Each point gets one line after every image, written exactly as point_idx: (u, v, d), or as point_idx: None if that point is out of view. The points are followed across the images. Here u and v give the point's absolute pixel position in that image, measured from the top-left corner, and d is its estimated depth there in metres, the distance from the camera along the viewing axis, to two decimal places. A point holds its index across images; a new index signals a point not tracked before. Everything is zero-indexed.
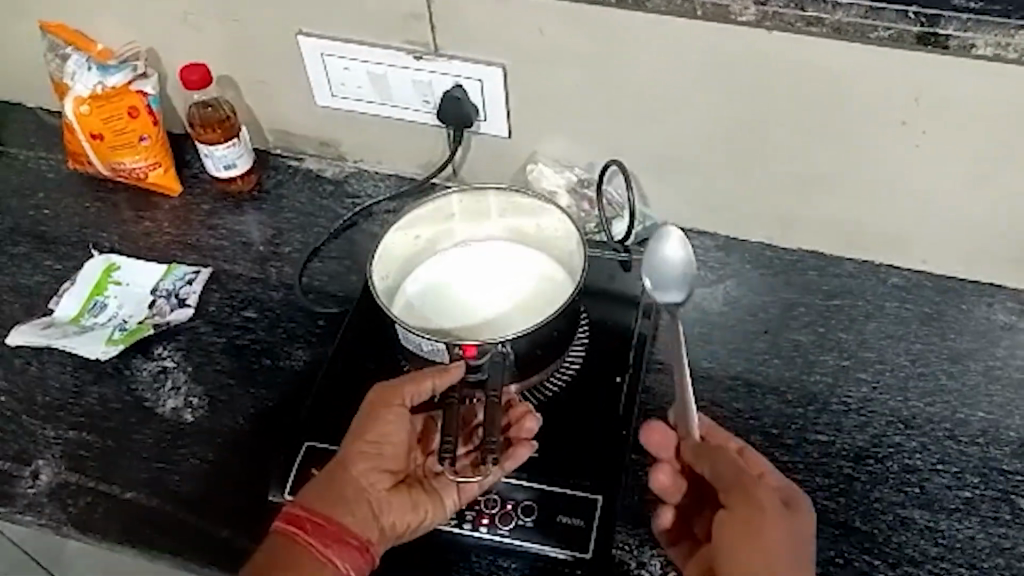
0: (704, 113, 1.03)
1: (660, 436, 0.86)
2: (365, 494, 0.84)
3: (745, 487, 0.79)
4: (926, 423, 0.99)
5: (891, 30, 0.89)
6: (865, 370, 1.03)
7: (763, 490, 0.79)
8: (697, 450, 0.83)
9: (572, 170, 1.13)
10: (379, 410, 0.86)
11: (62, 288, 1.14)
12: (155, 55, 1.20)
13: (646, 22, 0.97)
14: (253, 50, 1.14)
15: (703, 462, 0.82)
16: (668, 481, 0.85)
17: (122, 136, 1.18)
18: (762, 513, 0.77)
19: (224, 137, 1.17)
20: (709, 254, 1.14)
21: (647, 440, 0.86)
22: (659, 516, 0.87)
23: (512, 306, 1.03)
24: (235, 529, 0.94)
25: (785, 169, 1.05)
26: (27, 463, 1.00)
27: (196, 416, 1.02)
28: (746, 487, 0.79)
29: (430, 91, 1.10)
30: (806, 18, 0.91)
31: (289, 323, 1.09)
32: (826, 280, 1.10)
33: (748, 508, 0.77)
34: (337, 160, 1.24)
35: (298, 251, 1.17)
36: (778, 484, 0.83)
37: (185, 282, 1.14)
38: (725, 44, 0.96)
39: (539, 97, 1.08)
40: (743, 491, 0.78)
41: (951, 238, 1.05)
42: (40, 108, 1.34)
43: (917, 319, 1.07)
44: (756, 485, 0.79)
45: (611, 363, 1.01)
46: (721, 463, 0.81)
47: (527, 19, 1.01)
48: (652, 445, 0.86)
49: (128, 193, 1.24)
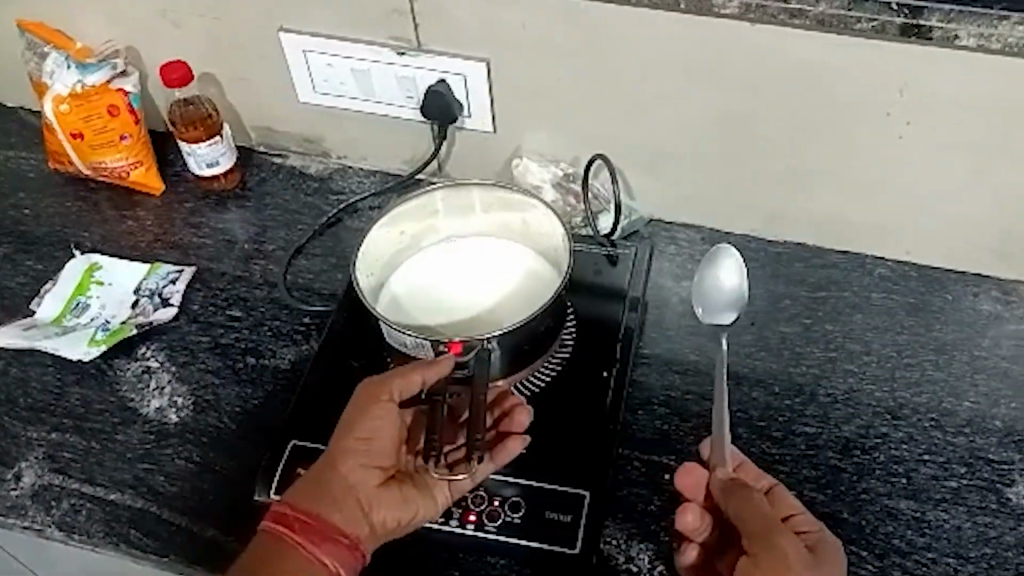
0: (691, 108, 1.02)
1: (692, 477, 0.87)
2: (354, 491, 0.83)
3: (769, 534, 0.77)
4: (912, 414, 0.99)
5: (874, 21, 0.90)
6: (851, 362, 1.03)
7: (788, 538, 0.77)
8: (726, 490, 0.83)
9: (557, 165, 1.12)
10: (367, 407, 0.85)
11: (43, 289, 1.13)
12: (136, 53, 1.19)
13: (630, 16, 0.97)
14: (235, 47, 1.13)
15: (730, 504, 0.82)
16: (696, 522, 0.84)
17: (103, 135, 1.17)
18: (784, 563, 0.75)
19: (207, 135, 1.16)
20: (695, 247, 1.13)
21: (681, 481, 0.87)
22: (682, 553, 0.86)
23: (500, 301, 1.02)
24: (220, 528, 0.93)
25: (773, 163, 1.05)
26: (10, 465, 0.99)
27: (181, 416, 1.01)
28: (768, 533, 0.77)
29: (414, 87, 1.10)
30: (789, 11, 0.91)
31: (274, 321, 1.09)
32: (812, 271, 1.10)
33: (771, 554, 0.76)
34: (321, 157, 1.24)
35: (283, 249, 1.16)
36: (807, 529, 0.82)
37: (168, 281, 1.13)
38: (712, 37, 0.96)
39: (524, 92, 1.07)
40: (768, 537, 0.77)
41: (937, 230, 1.05)
42: (20, 107, 1.32)
43: (903, 309, 1.07)
44: (779, 532, 0.77)
45: (598, 357, 1.01)
46: (748, 505, 0.80)
47: (509, 12, 1.00)
48: (686, 486, 0.87)
49: (109, 192, 1.23)
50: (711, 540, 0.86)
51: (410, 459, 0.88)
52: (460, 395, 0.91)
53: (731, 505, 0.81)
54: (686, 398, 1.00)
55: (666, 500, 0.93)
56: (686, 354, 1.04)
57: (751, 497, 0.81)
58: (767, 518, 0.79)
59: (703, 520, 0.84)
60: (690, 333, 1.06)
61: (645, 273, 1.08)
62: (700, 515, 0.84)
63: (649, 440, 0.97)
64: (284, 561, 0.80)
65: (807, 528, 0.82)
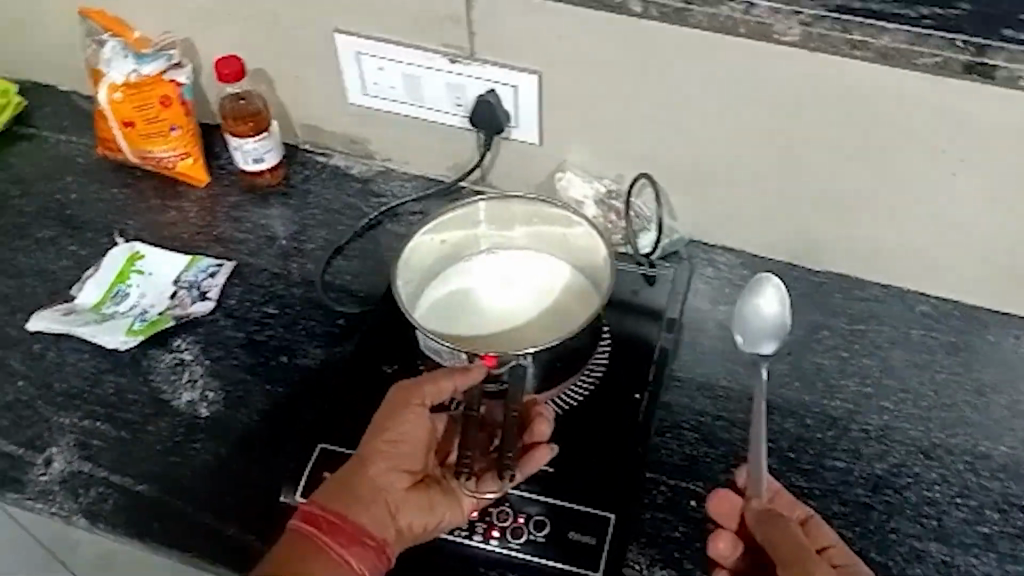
0: (739, 131, 1.01)
1: (726, 503, 0.87)
2: (383, 494, 0.83)
3: (804, 563, 0.75)
4: (947, 455, 0.97)
5: (937, 57, 0.88)
6: (887, 399, 1.01)
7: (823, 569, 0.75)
8: (760, 519, 0.82)
9: (601, 181, 1.12)
10: (398, 411, 0.86)
11: (85, 275, 1.15)
12: (191, 45, 1.20)
13: (687, 36, 0.96)
14: (288, 46, 1.14)
15: (765, 534, 0.80)
16: (726, 549, 0.85)
17: (154, 125, 1.19)
18: None
19: (255, 131, 1.17)
20: (734, 271, 1.12)
21: (715, 508, 0.87)
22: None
23: (537, 317, 1.01)
24: (244, 526, 0.93)
25: (818, 192, 1.03)
26: (41, 449, 1.00)
27: (211, 411, 1.02)
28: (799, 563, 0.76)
29: (463, 95, 1.10)
30: (850, 41, 0.89)
31: (308, 321, 1.09)
32: (852, 304, 1.09)
33: None
34: (365, 159, 1.24)
35: (321, 248, 1.17)
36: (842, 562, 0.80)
37: (207, 275, 1.14)
38: (768, 61, 0.95)
39: (573, 107, 1.07)
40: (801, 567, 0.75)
41: (970, 259, 1.03)
42: (74, 92, 1.34)
43: (943, 347, 1.05)
44: (813, 561, 0.75)
45: (631, 379, 1.00)
46: (782, 533, 0.79)
47: (565, 25, 1.00)
48: (718, 512, 0.87)
49: (155, 181, 1.25)
50: (745, 567, 0.87)
51: (436, 466, 0.88)
52: (491, 405, 0.91)
53: (761, 534, 0.80)
54: (715, 424, 0.99)
55: (691, 527, 0.92)
56: (719, 379, 1.03)
57: (784, 526, 0.80)
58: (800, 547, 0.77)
59: (736, 549, 0.86)
60: (723, 359, 1.04)
61: (682, 296, 1.08)
62: (732, 542, 0.85)
63: (676, 465, 0.96)
64: (313, 561, 0.78)
65: (846, 563, 0.80)
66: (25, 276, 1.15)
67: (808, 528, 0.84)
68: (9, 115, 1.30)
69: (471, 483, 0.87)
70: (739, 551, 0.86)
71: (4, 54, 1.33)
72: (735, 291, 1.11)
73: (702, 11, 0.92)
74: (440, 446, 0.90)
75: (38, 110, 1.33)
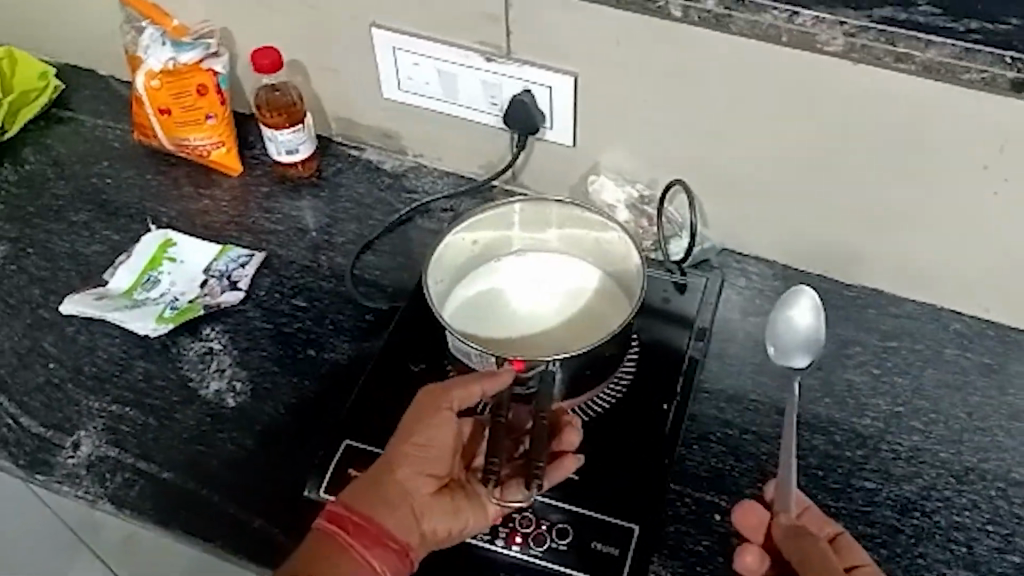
0: (777, 140, 1.00)
1: (753, 516, 0.86)
2: (408, 497, 0.83)
3: None
4: (978, 480, 0.96)
5: (984, 73, 0.86)
6: (918, 419, 1.00)
7: None
8: (791, 536, 0.81)
9: (634, 185, 1.11)
10: (427, 413, 0.85)
11: (118, 260, 1.15)
12: (229, 34, 1.20)
13: (728, 43, 0.95)
14: (326, 39, 1.14)
15: (796, 551, 0.79)
16: (754, 562, 0.83)
17: (190, 113, 1.19)
18: None
19: (289, 122, 1.18)
20: (766, 281, 1.11)
21: (740, 520, 0.86)
22: None
23: (568, 322, 1.01)
24: (267, 518, 0.94)
25: (855, 205, 1.02)
26: (69, 433, 1.01)
27: (238, 401, 1.02)
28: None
29: (499, 94, 1.09)
30: (895, 54, 0.88)
31: (337, 315, 1.09)
32: (886, 320, 1.07)
33: None
34: (397, 154, 1.24)
35: (352, 242, 1.17)
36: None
37: (238, 265, 1.14)
38: (810, 70, 0.93)
39: (609, 110, 1.06)
40: None
41: (1008, 279, 1.01)
42: (112, 76, 1.35)
43: (978, 369, 1.03)
44: None
45: (659, 388, 0.99)
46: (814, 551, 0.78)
47: (604, 27, 0.99)
48: (744, 525, 0.86)
49: (189, 169, 1.25)
50: None
51: (464, 470, 0.88)
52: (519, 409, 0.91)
53: (790, 551, 0.80)
54: (742, 438, 0.98)
55: (715, 542, 0.91)
56: (748, 392, 1.02)
57: (813, 544, 0.79)
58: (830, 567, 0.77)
59: (763, 563, 0.84)
60: (753, 371, 1.03)
61: (713, 304, 1.07)
62: (760, 557, 0.83)
63: (701, 477, 0.95)
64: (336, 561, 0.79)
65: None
66: (59, 259, 1.16)
67: (839, 546, 0.83)
68: (48, 97, 1.31)
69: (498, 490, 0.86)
70: (767, 566, 0.84)
71: (44, 37, 1.34)
72: (766, 302, 1.09)
73: (743, 19, 0.91)
74: (468, 450, 0.89)
75: (76, 93, 1.34)
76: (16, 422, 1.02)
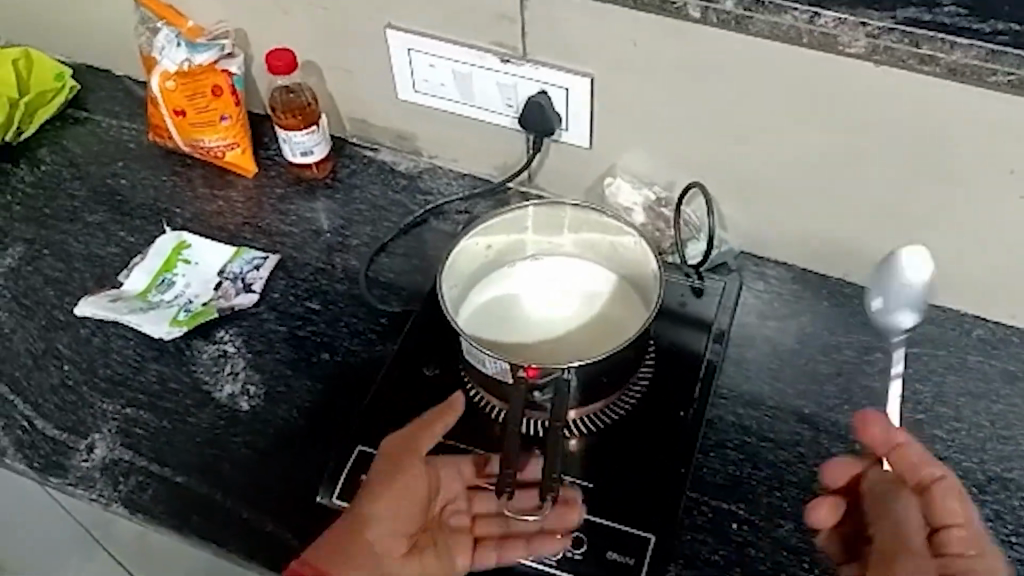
0: (797, 143, 0.99)
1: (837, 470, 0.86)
2: (376, 559, 0.82)
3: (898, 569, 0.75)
4: (1001, 490, 0.94)
5: (1011, 75, 0.84)
6: (940, 427, 0.98)
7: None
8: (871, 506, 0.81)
9: (651, 188, 1.10)
10: (401, 471, 0.84)
11: (133, 262, 1.15)
12: (243, 35, 1.20)
13: (747, 43, 0.93)
14: (341, 40, 1.14)
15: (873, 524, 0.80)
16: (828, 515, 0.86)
17: (204, 114, 1.19)
18: None
19: (304, 123, 1.17)
20: (785, 286, 1.10)
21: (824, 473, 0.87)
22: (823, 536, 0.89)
23: (585, 328, 1.00)
24: (280, 522, 0.93)
25: (875, 208, 1.00)
26: (83, 436, 1.00)
27: (251, 404, 1.02)
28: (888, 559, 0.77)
29: (514, 95, 1.08)
30: (919, 55, 0.86)
31: (351, 318, 1.09)
32: (906, 326, 1.05)
33: None
34: (412, 155, 1.23)
35: (366, 244, 1.16)
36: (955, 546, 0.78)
37: (252, 267, 1.14)
38: (832, 72, 0.92)
39: (626, 112, 1.05)
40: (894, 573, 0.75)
41: None
42: (127, 77, 1.35)
43: (1002, 377, 1.01)
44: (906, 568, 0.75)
45: (676, 395, 0.98)
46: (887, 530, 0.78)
47: (621, 29, 0.98)
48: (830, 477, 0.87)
49: (204, 169, 1.25)
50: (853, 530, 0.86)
51: (434, 522, 0.88)
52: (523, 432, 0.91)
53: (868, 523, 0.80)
54: (761, 446, 0.97)
55: (732, 552, 0.90)
56: (766, 399, 1.00)
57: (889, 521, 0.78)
58: (899, 553, 0.76)
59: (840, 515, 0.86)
60: (771, 378, 1.02)
61: (731, 308, 1.05)
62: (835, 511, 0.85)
63: (719, 485, 0.94)
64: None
65: (969, 552, 0.78)
66: (75, 260, 1.16)
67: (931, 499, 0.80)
68: (64, 98, 1.31)
69: (468, 551, 0.87)
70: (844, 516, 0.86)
71: (60, 38, 1.34)
72: (785, 307, 1.08)
73: (763, 20, 0.89)
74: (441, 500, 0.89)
75: (91, 94, 1.34)
76: (31, 424, 1.02)
